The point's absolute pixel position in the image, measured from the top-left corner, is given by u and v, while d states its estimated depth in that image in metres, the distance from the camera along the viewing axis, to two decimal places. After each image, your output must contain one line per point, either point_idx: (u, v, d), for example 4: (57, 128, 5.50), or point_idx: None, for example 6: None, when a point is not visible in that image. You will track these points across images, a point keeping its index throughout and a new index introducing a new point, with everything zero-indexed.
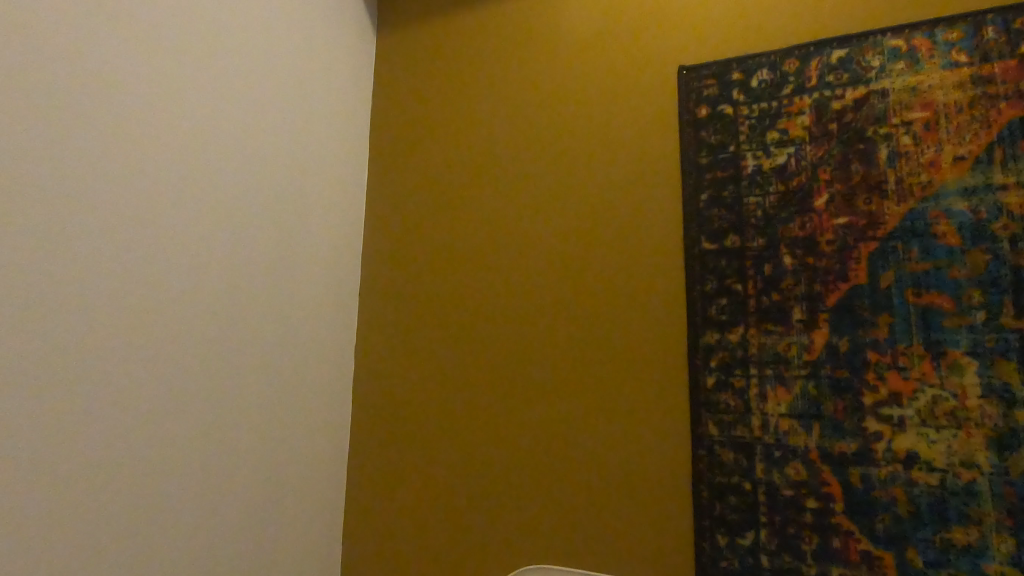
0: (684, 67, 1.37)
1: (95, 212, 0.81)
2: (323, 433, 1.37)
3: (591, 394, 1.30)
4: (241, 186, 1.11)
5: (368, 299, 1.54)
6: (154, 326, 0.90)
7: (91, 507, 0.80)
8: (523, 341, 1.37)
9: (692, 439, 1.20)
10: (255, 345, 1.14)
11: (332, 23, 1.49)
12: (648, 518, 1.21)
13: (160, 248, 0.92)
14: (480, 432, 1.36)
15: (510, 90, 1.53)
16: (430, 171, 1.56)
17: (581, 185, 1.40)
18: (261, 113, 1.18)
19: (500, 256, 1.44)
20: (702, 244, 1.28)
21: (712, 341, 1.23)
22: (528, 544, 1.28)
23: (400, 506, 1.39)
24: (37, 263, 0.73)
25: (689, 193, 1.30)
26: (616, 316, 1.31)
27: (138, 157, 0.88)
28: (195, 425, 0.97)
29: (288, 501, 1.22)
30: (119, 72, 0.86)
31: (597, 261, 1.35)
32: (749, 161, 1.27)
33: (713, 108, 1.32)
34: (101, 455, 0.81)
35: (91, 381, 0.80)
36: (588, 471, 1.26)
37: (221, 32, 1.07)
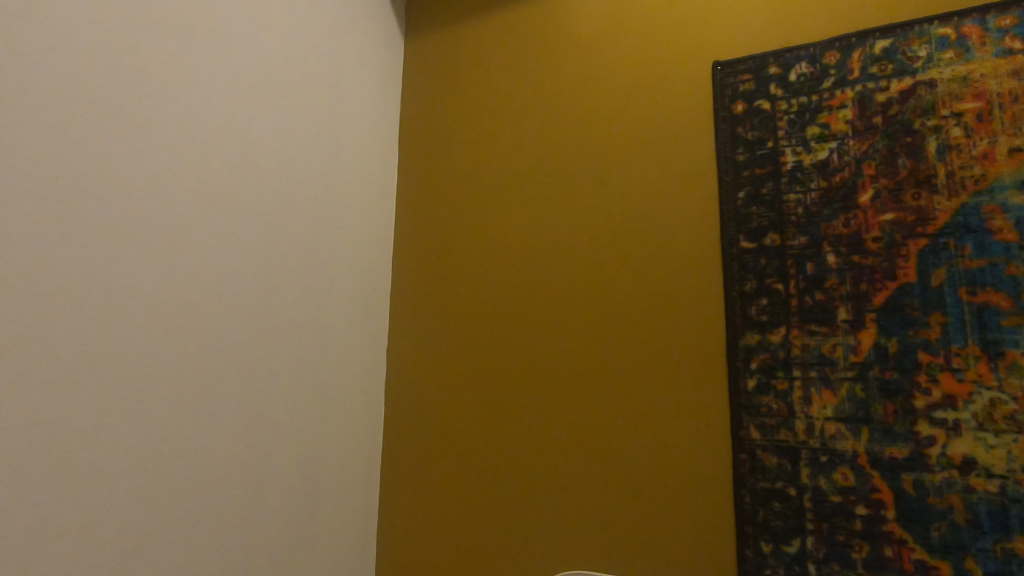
0: (718, 61, 1.34)
1: (136, 217, 0.83)
2: (356, 434, 1.38)
3: (628, 395, 1.28)
4: (272, 189, 1.12)
5: (400, 302, 1.55)
6: (191, 330, 0.92)
7: (137, 506, 0.81)
8: (558, 341, 1.36)
9: (733, 443, 1.18)
10: (289, 347, 1.15)
11: (361, 27, 1.51)
12: (689, 524, 1.18)
13: (196, 250, 0.93)
14: (517, 433, 1.35)
15: (540, 91, 1.52)
16: (461, 172, 1.56)
17: (615, 182, 1.38)
18: (292, 117, 1.19)
19: (534, 256, 1.43)
20: (741, 243, 1.25)
21: (753, 342, 1.20)
22: (570, 546, 1.26)
23: (435, 509, 1.39)
24: (82, 270, 0.75)
25: (726, 191, 1.28)
26: (654, 315, 1.29)
27: (174, 163, 0.90)
28: (230, 425, 0.98)
29: (321, 502, 1.22)
30: (156, 79, 0.87)
31: (632, 263, 1.33)
32: (789, 156, 1.24)
33: (750, 104, 1.29)
34: (144, 456, 0.82)
35: (134, 384, 0.81)
36: (628, 473, 1.24)
37: (251, 37, 1.08)
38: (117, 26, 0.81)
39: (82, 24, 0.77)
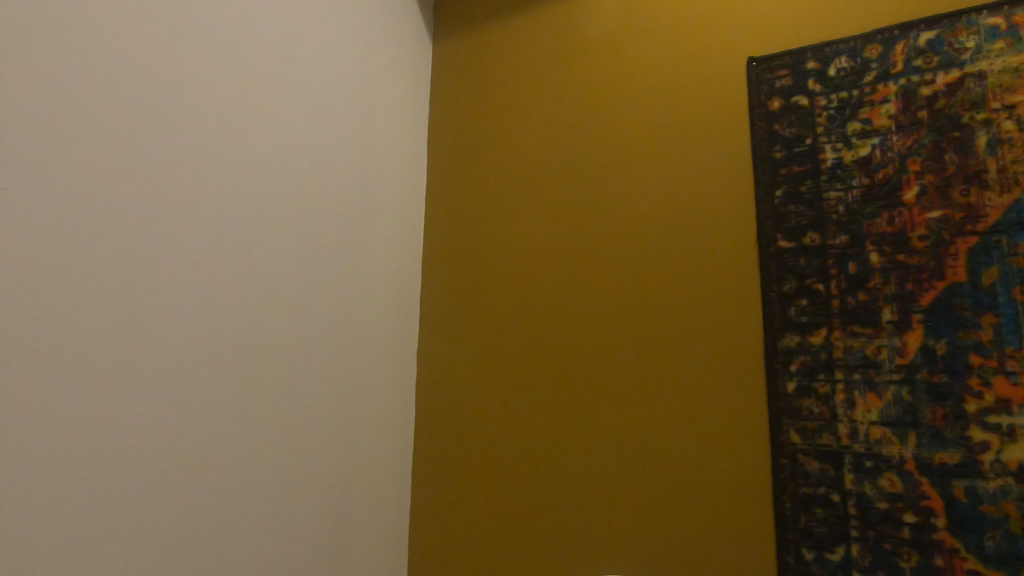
0: (754, 58, 1.31)
1: (182, 222, 0.85)
2: (389, 436, 1.39)
3: (662, 397, 1.26)
4: (306, 195, 1.14)
5: (430, 303, 1.56)
6: (232, 334, 0.94)
7: (182, 506, 0.83)
8: (590, 342, 1.35)
9: (772, 447, 1.15)
10: (323, 348, 1.16)
11: (391, 32, 1.52)
12: (727, 529, 1.16)
13: (234, 254, 0.95)
14: (549, 436, 1.34)
15: (569, 91, 1.51)
16: (491, 173, 1.57)
17: (647, 182, 1.37)
18: (323, 122, 1.21)
19: (564, 257, 1.42)
20: (779, 243, 1.22)
21: (792, 344, 1.17)
22: (604, 550, 1.25)
23: (468, 511, 1.39)
24: (133, 273, 0.77)
25: (763, 190, 1.25)
26: (689, 316, 1.27)
27: (216, 170, 0.92)
28: (267, 427, 1.00)
29: (355, 503, 1.24)
30: (201, 88, 0.89)
31: (665, 264, 1.31)
32: (829, 153, 1.21)
33: (787, 100, 1.26)
34: (190, 458, 0.84)
35: (181, 387, 0.83)
36: (663, 477, 1.23)
37: (286, 46, 1.10)
38: (160, 33, 0.83)
39: (128, 31, 0.78)
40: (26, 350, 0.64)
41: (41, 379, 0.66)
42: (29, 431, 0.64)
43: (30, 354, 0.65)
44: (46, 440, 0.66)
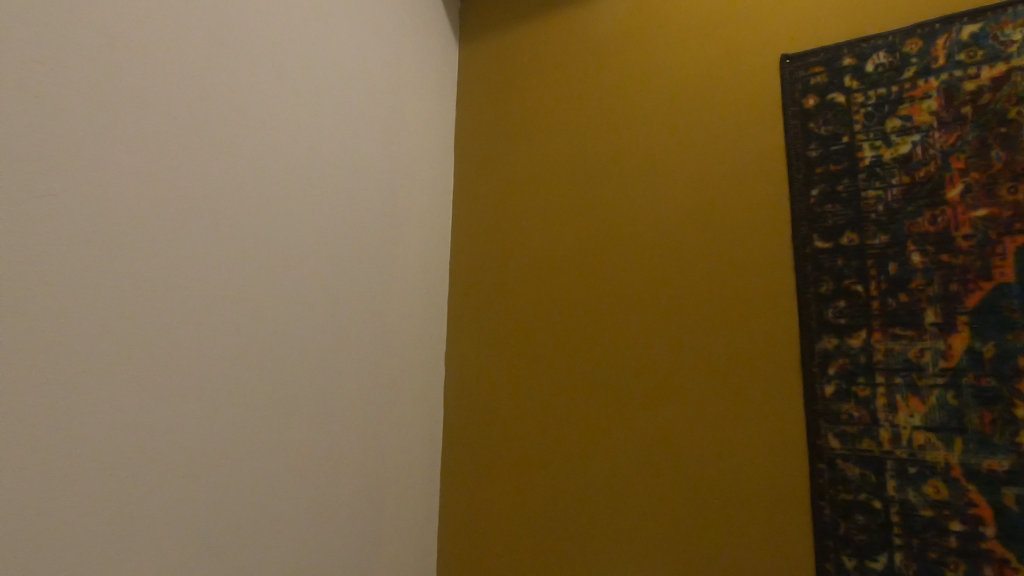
0: (787, 54, 1.29)
1: (220, 226, 0.87)
2: (418, 436, 1.40)
3: (695, 398, 1.24)
4: (337, 198, 1.16)
5: (458, 305, 1.57)
6: (268, 334, 0.95)
7: (221, 504, 0.84)
8: (620, 343, 1.34)
9: (810, 452, 1.13)
10: (352, 349, 1.17)
11: (418, 35, 1.54)
12: (763, 534, 1.13)
13: (270, 257, 0.97)
14: (579, 437, 1.34)
15: (598, 91, 1.50)
16: (518, 174, 1.57)
17: (678, 182, 1.35)
18: (353, 126, 1.22)
19: (594, 258, 1.41)
20: (814, 243, 1.20)
21: (830, 347, 1.15)
22: (637, 553, 1.23)
23: (498, 513, 1.39)
24: (173, 275, 0.79)
25: (798, 189, 1.23)
26: (722, 316, 1.25)
27: (251, 174, 0.94)
28: (301, 426, 1.02)
29: (385, 502, 1.25)
30: (237, 94, 0.91)
31: (696, 264, 1.30)
32: (867, 151, 1.18)
33: (822, 98, 1.24)
34: (227, 457, 0.86)
35: (218, 387, 0.85)
36: (697, 480, 1.21)
37: (317, 50, 1.12)
38: (197, 41, 0.84)
39: (167, 38, 0.80)
40: (73, 353, 0.66)
41: (87, 382, 0.67)
42: (75, 433, 0.65)
43: (76, 358, 0.66)
44: (91, 442, 0.67)
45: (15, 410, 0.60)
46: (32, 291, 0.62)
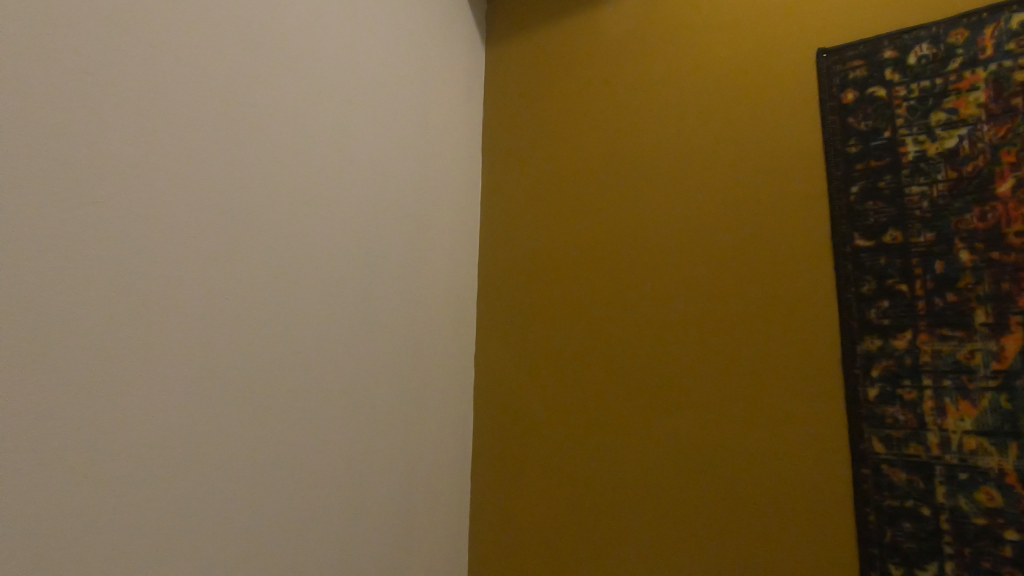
0: (823, 49, 1.26)
1: (259, 229, 0.88)
2: (449, 437, 1.40)
3: (731, 396, 1.22)
4: (369, 200, 1.16)
5: (487, 306, 1.57)
6: (305, 336, 0.96)
7: (263, 505, 0.85)
8: (653, 339, 1.32)
9: (853, 457, 1.09)
10: (385, 352, 1.18)
11: (446, 37, 1.54)
12: (803, 540, 1.11)
13: (307, 259, 0.98)
14: (612, 435, 1.33)
15: (627, 88, 1.49)
16: (547, 173, 1.56)
17: (711, 177, 1.33)
18: (384, 128, 1.23)
19: (626, 254, 1.40)
20: (855, 242, 1.16)
21: (873, 349, 1.12)
22: (672, 552, 1.21)
23: (530, 515, 1.39)
24: (215, 278, 0.80)
25: (837, 186, 1.20)
26: (758, 314, 1.23)
27: (287, 177, 0.94)
28: (337, 427, 1.02)
29: (418, 503, 1.25)
30: (272, 98, 0.92)
31: (731, 260, 1.28)
32: (910, 146, 1.14)
33: (862, 92, 1.21)
34: (269, 458, 0.87)
35: (259, 389, 0.86)
36: (734, 479, 1.19)
37: (349, 53, 1.13)
38: (234, 48, 0.86)
39: (207, 46, 0.81)
40: (122, 359, 0.67)
41: (134, 385, 0.68)
42: (123, 436, 0.66)
43: (123, 361, 0.67)
44: (138, 445, 0.68)
45: (64, 414, 0.61)
46: (82, 297, 0.63)
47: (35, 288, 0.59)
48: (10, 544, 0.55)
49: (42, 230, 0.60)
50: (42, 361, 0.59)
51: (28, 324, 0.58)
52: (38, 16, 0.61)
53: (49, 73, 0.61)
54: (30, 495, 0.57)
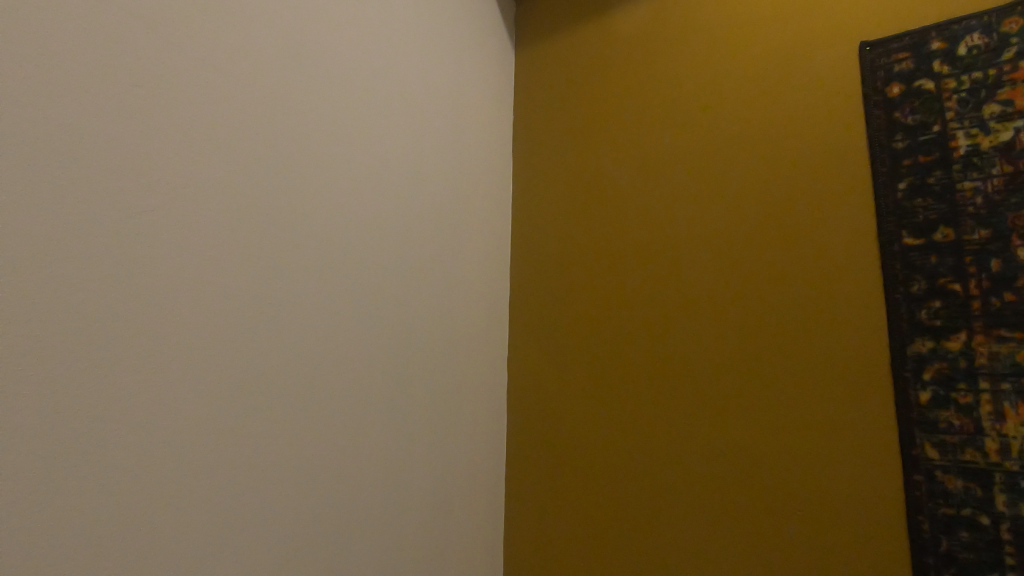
0: (866, 42, 1.23)
1: (301, 231, 0.89)
2: (482, 438, 1.40)
3: (773, 392, 1.20)
4: (404, 202, 1.17)
5: (520, 307, 1.57)
6: (345, 337, 0.97)
7: (305, 504, 0.86)
8: (692, 334, 1.30)
9: (904, 462, 1.06)
10: (421, 356, 1.19)
11: (476, 40, 1.55)
12: (848, 538, 1.08)
13: (346, 261, 0.99)
14: (651, 432, 1.31)
15: (661, 84, 1.47)
16: (579, 170, 1.56)
17: (749, 171, 1.31)
18: (417, 131, 1.24)
19: (662, 249, 1.38)
20: (903, 240, 1.13)
21: (924, 351, 1.08)
22: (714, 549, 1.19)
23: (566, 520, 1.38)
24: (262, 282, 0.81)
25: (883, 182, 1.16)
26: (801, 311, 1.20)
27: (326, 180, 0.95)
28: (375, 428, 1.02)
29: (452, 504, 1.25)
30: (311, 104, 0.93)
31: (772, 253, 1.25)
32: (961, 141, 1.10)
33: (908, 86, 1.17)
34: (312, 457, 0.88)
35: (302, 390, 0.87)
36: (778, 476, 1.16)
37: (383, 58, 1.14)
38: (275, 56, 0.87)
39: (250, 54, 0.82)
40: (177, 364, 0.68)
41: (187, 386, 0.69)
42: (178, 436, 0.67)
43: (178, 366, 0.68)
44: (192, 448, 0.69)
45: (128, 420, 0.62)
46: (140, 299, 0.64)
47: (96, 296, 0.60)
48: (77, 546, 0.56)
49: (103, 239, 0.61)
50: (104, 360, 0.60)
51: (91, 325, 0.59)
52: (101, 27, 0.62)
53: (108, 76, 0.62)
54: (92, 494, 0.58)
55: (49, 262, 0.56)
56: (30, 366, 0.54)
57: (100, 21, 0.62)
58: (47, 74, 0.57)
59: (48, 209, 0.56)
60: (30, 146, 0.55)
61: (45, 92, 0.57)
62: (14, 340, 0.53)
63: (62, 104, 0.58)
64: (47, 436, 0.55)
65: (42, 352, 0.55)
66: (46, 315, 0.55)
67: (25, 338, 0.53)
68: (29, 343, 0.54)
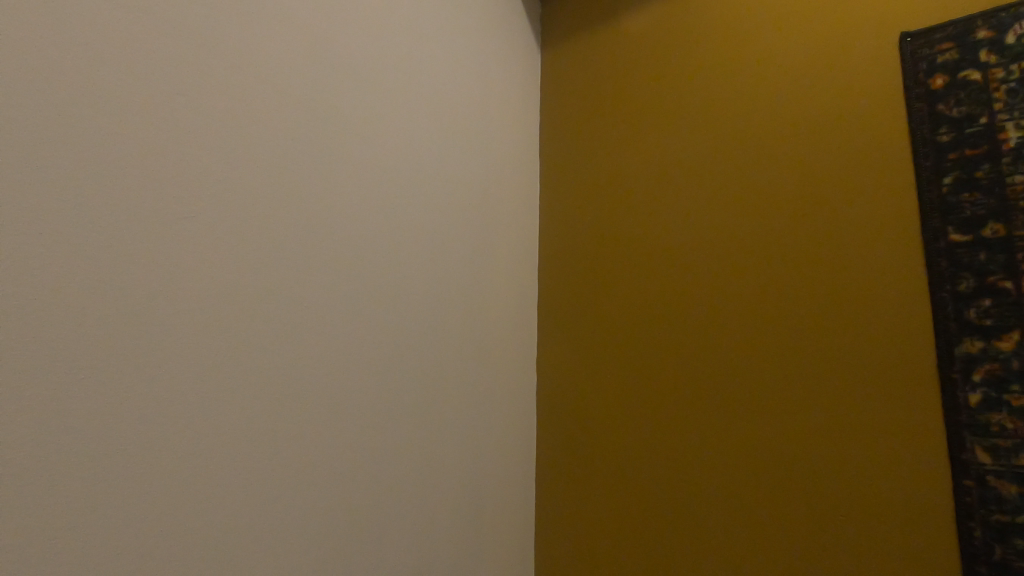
0: (907, 33, 1.19)
1: (341, 233, 0.89)
2: (512, 438, 1.40)
3: (812, 389, 1.17)
4: (435, 202, 1.17)
5: (549, 307, 1.56)
6: (384, 338, 0.97)
7: (348, 505, 0.86)
8: (727, 330, 1.28)
9: (953, 466, 1.02)
10: (454, 357, 1.18)
11: (503, 40, 1.55)
12: (895, 540, 1.05)
13: (382, 261, 0.98)
14: (686, 429, 1.29)
15: (692, 80, 1.45)
16: (608, 167, 1.54)
17: (784, 164, 1.28)
18: (446, 131, 1.23)
19: (695, 244, 1.36)
20: (949, 236, 1.09)
21: (973, 351, 1.04)
22: (754, 548, 1.17)
23: (598, 523, 1.37)
24: (304, 284, 0.81)
25: (927, 177, 1.12)
26: (841, 307, 1.17)
27: (363, 181, 0.95)
28: (412, 429, 1.02)
29: (484, 506, 1.25)
30: (348, 105, 0.93)
31: (809, 247, 1.22)
32: (1011, 133, 1.06)
33: (952, 77, 1.13)
34: (354, 458, 0.88)
35: (344, 391, 0.87)
36: (819, 474, 1.13)
37: (414, 59, 1.13)
38: (312, 58, 0.87)
39: (287, 55, 0.82)
40: (223, 367, 0.68)
41: (234, 389, 0.69)
42: (226, 439, 0.67)
43: (225, 369, 0.68)
44: (239, 450, 0.69)
45: (177, 424, 0.62)
46: (188, 302, 0.64)
47: (144, 299, 0.59)
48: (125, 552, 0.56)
49: (150, 243, 0.61)
50: (155, 363, 0.60)
51: (140, 328, 0.59)
52: (147, 30, 0.62)
53: (153, 83, 0.62)
54: (140, 500, 0.58)
55: (98, 266, 0.56)
56: (84, 370, 0.54)
57: (144, 26, 0.62)
58: (96, 82, 0.57)
59: (100, 216, 0.56)
60: (82, 150, 0.55)
61: (95, 99, 0.57)
62: (69, 345, 0.53)
63: (112, 108, 0.58)
64: (98, 441, 0.54)
65: (93, 359, 0.55)
66: (99, 321, 0.55)
67: (77, 341, 0.53)
68: (81, 349, 0.54)
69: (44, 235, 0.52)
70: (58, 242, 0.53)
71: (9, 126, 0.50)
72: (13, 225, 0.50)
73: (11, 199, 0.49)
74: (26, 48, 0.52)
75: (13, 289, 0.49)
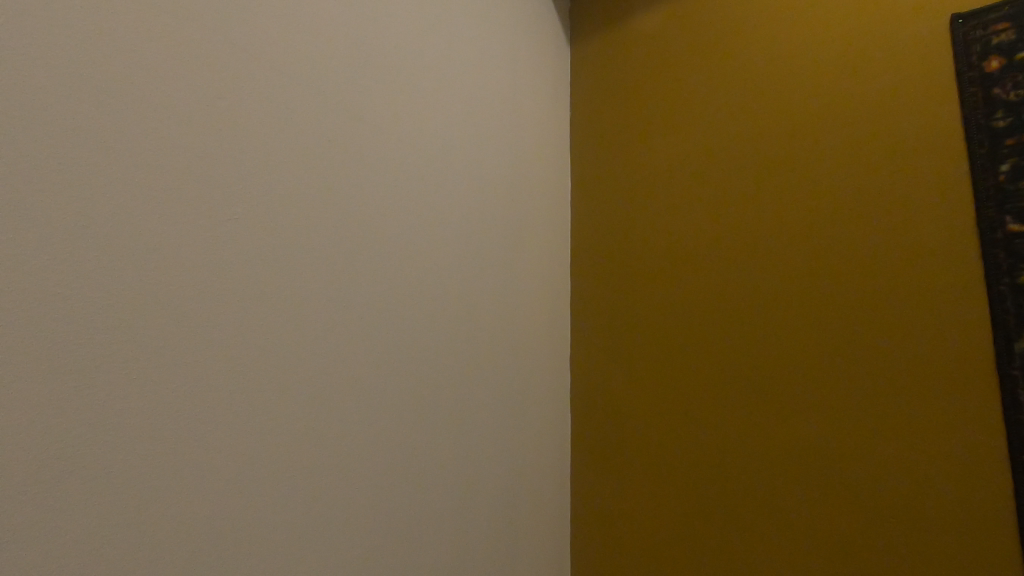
0: (958, 15, 1.14)
1: (382, 230, 0.90)
2: (547, 437, 1.39)
3: (856, 383, 1.13)
4: (468, 200, 1.17)
5: (582, 305, 1.55)
6: (421, 336, 0.97)
7: (390, 500, 0.86)
8: (764, 323, 1.25)
9: (1013, 467, 0.97)
10: (488, 355, 1.18)
11: (532, 37, 1.54)
12: (949, 541, 1.01)
13: (419, 259, 0.99)
14: (723, 424, 1.26)
15: (727, 69, 1.42)
16: (639, 160, 1.53)
17: (823, 151, 1.24)
18: (477, 129, 1.23)
19: (729, 235, 1.34)
20: (1007, 227, 1.04)
21: None
22: (796, 546, 1.14)
23: (633, 521, 1.35)
24: (349, 281, 0.81)
25: (981, 165, 1.07)
26: (887, 299, 1.13)
27: (400, 178, 0.96)
28: (449, 427, 1.02)
29: (519, 505, 1.24)
30: (383, 103, 0.93)
31: (851, 237, 1.18)
32: None
33: (1009, 60, 1.08)
34: (395, 454, 0.88)
35: (386, 389, 0.87)
36: (865, 472, 1.10)
37: (444, 57, 1.14)
38: (350, 57, 0.87)
39: (327, 54, 0.82)
40: (278, 366, 0.68)
41: (288, 386, 0.69)
42: (280, 436, 0.68)
43: (279, 367, 0.68)
44: (293, 446, 0.69)
45: (235, 422, 0.62)
46: (246, 301, 0.64)
47: (207, 300, 0.60)
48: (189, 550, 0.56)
49: (211, 244, 0.61)
50: (218, 361, 0.60)
51: (202, 329, 0.59)
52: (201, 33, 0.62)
53: (206, 85, 0.62)
54: (201, 499, 0.58)
55: (165, 267, 0.56)
56: (153, 371, 0.54)
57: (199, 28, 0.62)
58: (157, 84, 0.57)
59: (163, 216, 0.56)
60: (148, 153, 0.55)
61: (159, 101, 0.57)
62: (138, 346, 0.53)
63: (174, 111, 0.58)
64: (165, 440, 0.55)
65: (158, 361, 0.55)
66: (166, 322, 0.55)
67: (145, 343, 0.53)
68: (150, 351, 0.54)
69: (110, 236, 0.52)
70: (127, 242, 0.53)
71: (84, 132, 0.50)
72: (89, 228, 0.50)
73: (89, 203, 0.50)
74: (92, 50, 0.52)
75: (87, 290, 0.49)
